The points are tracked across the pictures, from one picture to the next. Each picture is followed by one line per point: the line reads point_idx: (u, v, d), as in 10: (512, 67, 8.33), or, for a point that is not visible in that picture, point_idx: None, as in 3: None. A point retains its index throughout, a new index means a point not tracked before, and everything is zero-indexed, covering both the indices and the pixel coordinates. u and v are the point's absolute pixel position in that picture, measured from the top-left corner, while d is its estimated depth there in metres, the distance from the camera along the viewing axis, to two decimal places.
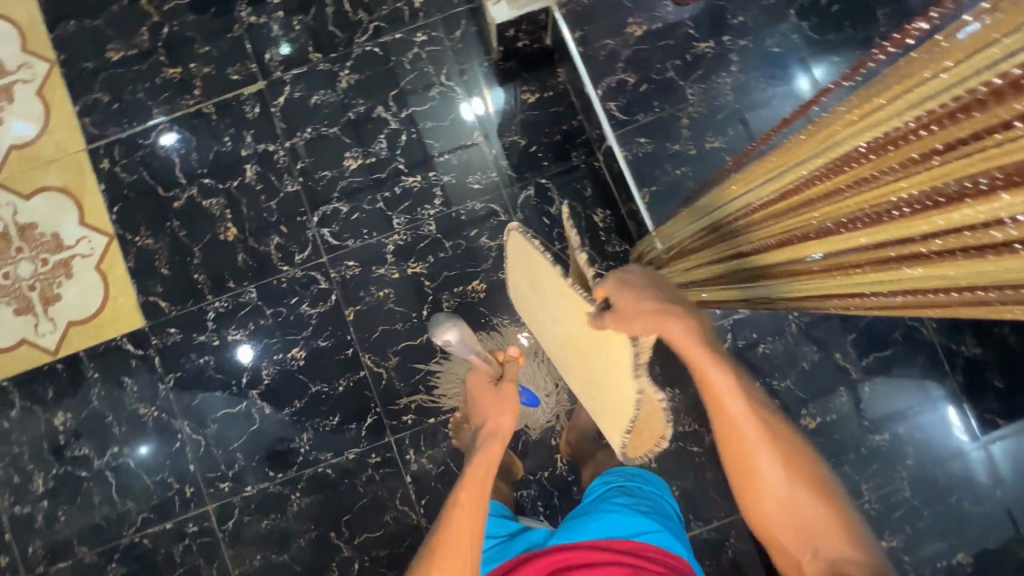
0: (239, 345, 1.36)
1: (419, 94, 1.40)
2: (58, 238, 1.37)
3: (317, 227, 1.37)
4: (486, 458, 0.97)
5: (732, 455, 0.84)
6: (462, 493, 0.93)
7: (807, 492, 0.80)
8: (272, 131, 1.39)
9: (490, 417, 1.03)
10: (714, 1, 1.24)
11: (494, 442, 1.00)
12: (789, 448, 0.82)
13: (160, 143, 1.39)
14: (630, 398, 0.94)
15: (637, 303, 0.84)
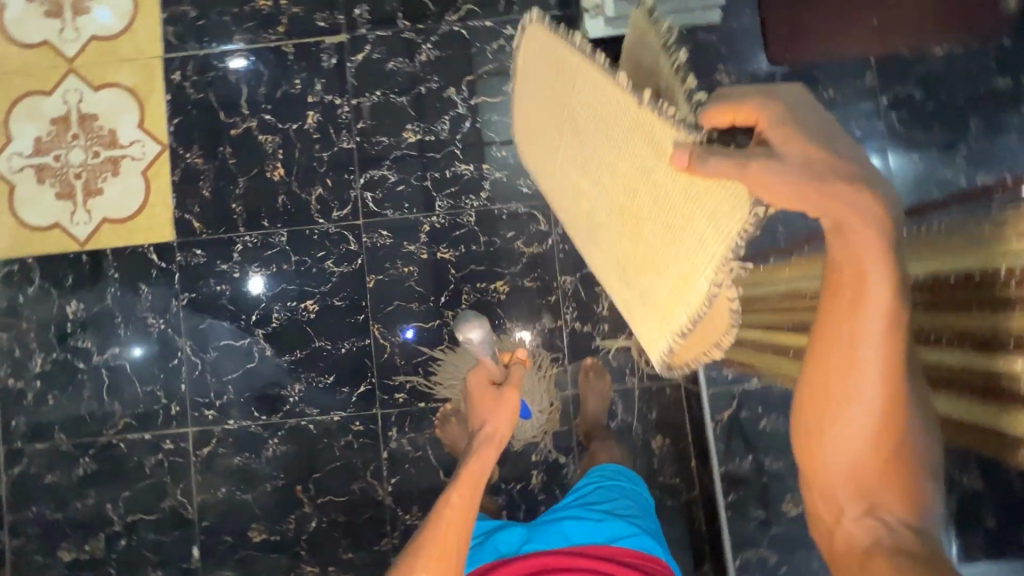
0: (252, 275, 1.38)
1: (493, 86, 1.39)
2: (114, 135, 1.40)
3: (361, 189, 1.38)
4: (479, 461, 0.98)
5: (831, 366, 0.53)
6: (453, 495, 0.94)
7: (896, 411, 0.54)
8: (342, 85, 1.40)
9: (490, 419, 1.04)
10: (810, 69, 1.21)
11: (489, 446, 1.01)
12: (907, 376, 0.54)
13: (229, 66, 1.40)
14: (690, 250, 0.62)
15: (753, 113, 0.53)
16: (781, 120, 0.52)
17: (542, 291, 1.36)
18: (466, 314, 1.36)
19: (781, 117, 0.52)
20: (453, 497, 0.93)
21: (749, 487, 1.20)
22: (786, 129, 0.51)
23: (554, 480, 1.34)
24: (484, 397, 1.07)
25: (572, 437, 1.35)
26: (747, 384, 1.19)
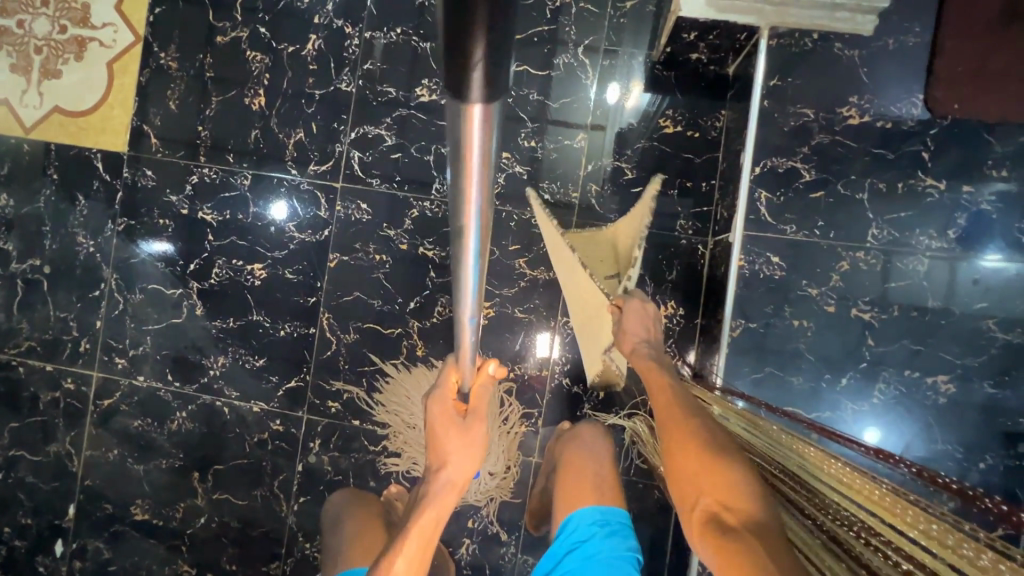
0: (280, 198, 1.12)
1: (542, 54, 1.07)
2: (87, 12, 1.16)
3: (349, 145, 1.11)
4: (433, 523, 0.71)
5: (662, 423, 0.70)
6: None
7: (694, 430, 0.65)
8: (358, 11, 1.11)
9: (452, 467, 0.73)
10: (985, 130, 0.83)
11: (446, 496, 0.73)
12: (689, 406, 0.71)
13: None
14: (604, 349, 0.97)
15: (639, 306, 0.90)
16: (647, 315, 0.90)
17: (534, 328, 1.07)
18: (434, 331, 1.09)
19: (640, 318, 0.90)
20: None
21: None
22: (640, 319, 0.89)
23: (485, 558, 1.08)
24: (443, 428, 0.74)
25: (521, 515, 1.07)
26: None
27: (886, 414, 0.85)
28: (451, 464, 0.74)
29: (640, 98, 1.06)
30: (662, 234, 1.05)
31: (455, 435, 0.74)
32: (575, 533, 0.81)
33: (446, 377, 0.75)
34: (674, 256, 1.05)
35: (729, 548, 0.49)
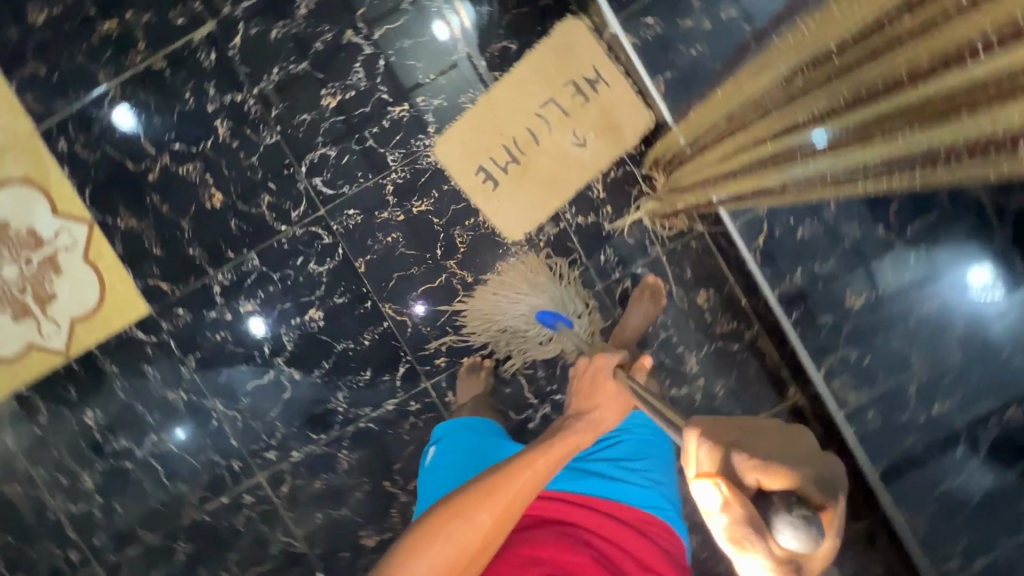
0: (250, 317, 1.31)
1: (388, 10, 1.24)
2: (36, 233, 1.27)
3: (307, 178, 1.27)
4: (565, 450, 0.91)
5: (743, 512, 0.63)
6: (518, 472, 0.85)
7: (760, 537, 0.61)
8: (236, 78, 1.25)
9: (602, 407, 0.99)
10: None
11: (581, 434, 0.95)
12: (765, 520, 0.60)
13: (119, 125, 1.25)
14: (546, 190, 1.27)
15: (751, 425, 0.68)
16: (754, 425, 0.68)
17: (532, 203, 1.27)
18: (468, 257, 1.30)
19: (750, 431, 0.67)
20: (522, 476, 0.85)
21: None
22: (754, 432, 0.67)
23: None
24: (586, 379, 1.04)
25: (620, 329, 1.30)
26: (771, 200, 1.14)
27: None
28: (602, 410, 0.99)
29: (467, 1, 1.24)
30: (568, 72, 1.24)
31: (599, 391, 1.02)
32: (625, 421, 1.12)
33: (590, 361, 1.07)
34: (587, 81, 1.24)
35: None
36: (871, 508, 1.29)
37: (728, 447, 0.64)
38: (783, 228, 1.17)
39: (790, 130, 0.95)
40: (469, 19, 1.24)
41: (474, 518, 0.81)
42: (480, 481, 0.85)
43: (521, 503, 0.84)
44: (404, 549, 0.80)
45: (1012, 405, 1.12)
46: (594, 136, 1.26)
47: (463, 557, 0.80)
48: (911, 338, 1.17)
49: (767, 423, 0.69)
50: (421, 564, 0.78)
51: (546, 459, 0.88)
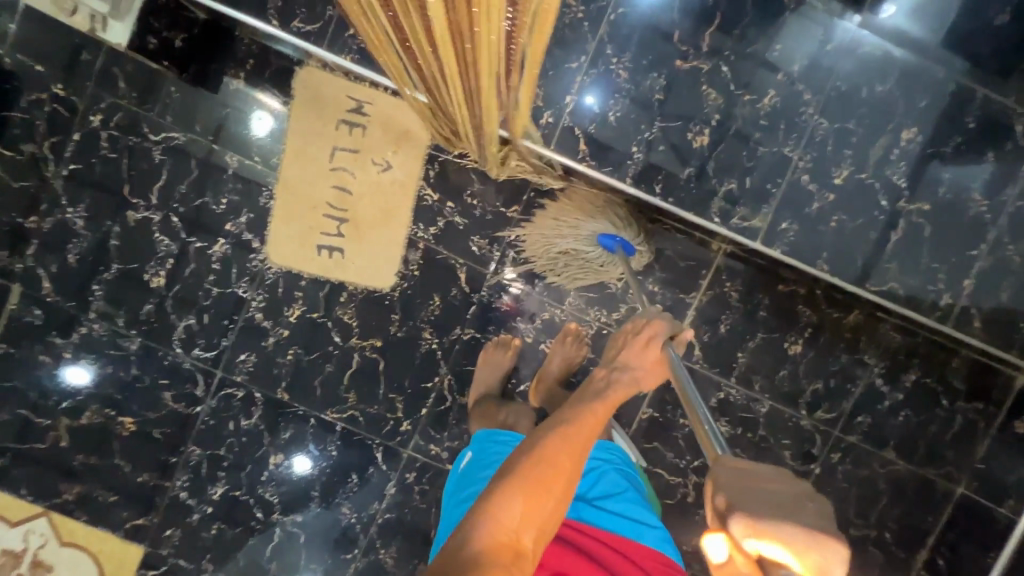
0: (295, 457, 1.31)
1: (148, 171, 1.22)
2: (7, 551, 1.28)
3: (188, 355, 1.28)
4: (620, 393, 0.84)
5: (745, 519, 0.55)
6: (584, 410, 0.81)
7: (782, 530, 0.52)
8: (69, 316, 1.25)
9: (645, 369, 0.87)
10: None
11: (626, 383, 0.86)
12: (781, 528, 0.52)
13: (78, 380, 1.27)
14: (386, 228, 1.25)
15: (765, 483, 0.57)
16: (762, 474, 0.58)
17: (382, 246, 1.26)
18: (364, 327, 1.29)
19: (765, 491, 0.55)
20: (588, 410, 0.81)
21: (662, 165, 1.13)
22: (767, 494, 0.55)
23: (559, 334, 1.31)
24: (638, 335, 0.88)
25: (532, 296, 1.29)
26: (570, 103, 1.11)
27: None
28: (638, 370, 0.87)
29: (265, 93, 1.21)
30: (332, 116, 1.21)
31: (642, 350, 0.87)
32: (595, 450, 1.11)
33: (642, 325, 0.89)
34: (353, 112, 1.21)
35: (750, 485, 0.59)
36: (844, 294, 1.33)
37: (732, 505, 0.55)
38: (595, 122, 1.11)
39: (459, 86, 0.91)
40: (275, 101, 1.22)
41: (556, 459, 0.76)
42: (552, 423, 0.80)
43: (594, 440, 0.80)
44: (492, 493, 0.73)
45: (903, 130, 1.15)
46: (393, 153, 1.23)
47: (553, 497, 0.75)
48: (773, 135, 1.14)
49: (791, 485, 0.56)
50: (516, 500, 0.72)
51: (605, 401, 0.83)
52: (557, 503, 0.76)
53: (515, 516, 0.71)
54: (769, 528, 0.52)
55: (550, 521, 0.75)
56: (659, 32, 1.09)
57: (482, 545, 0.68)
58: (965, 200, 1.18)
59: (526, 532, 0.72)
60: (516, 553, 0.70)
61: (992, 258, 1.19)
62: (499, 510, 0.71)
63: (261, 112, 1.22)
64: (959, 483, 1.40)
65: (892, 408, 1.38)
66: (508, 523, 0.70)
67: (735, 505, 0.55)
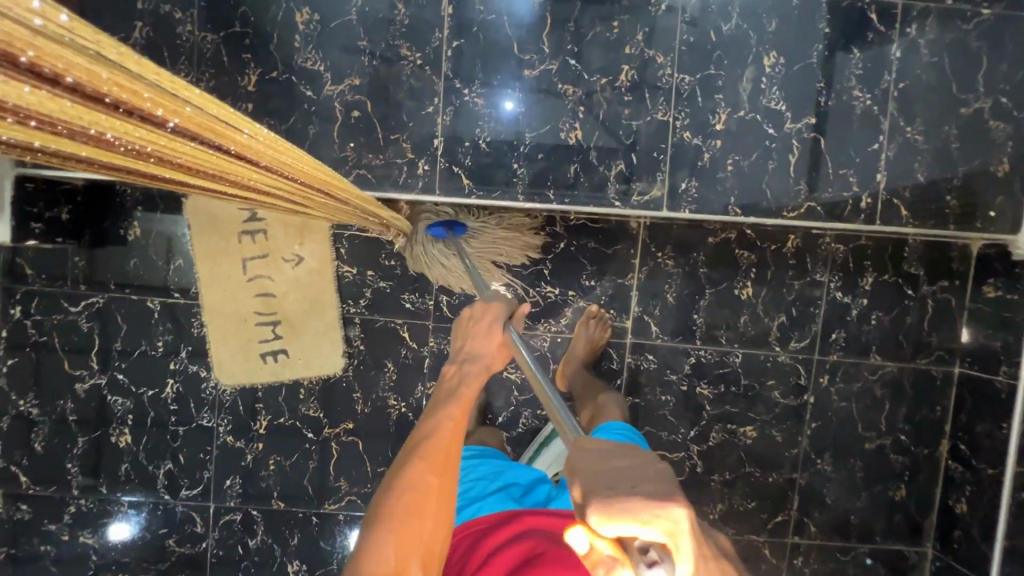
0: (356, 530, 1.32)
1: (80, 340, 1.25)
2: None
3: (177, 498, 1.29)
4: (473, 389, 0.85)
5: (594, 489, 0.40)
6: (438, 424, 0.82)
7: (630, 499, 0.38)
8: (54, 499, 1.27)
9: (478, 349, 0.87)
10: (96, 7, 1.06)
11: (476, 377, 0.86)
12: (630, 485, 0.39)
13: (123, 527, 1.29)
14: (320, 314, 1.27)
15: (613, 458, 0.42)
16: (611, 451, 0.43)
17: (322, 333, 1.28)
18: (332, 414, 1.30)
19: (614, 466, 0.41)
20: (444, 421, 0.82)
21: (547, 170, 1.14)
22: (614, 469, 0.41)
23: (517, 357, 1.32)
24: (479, 321, 0.88)
25: None
26: (439, 146, 1.12)
27: (334, 62, 1.09)
28: (484, 360, 0.87)
29: (165, 231, 1.24)
30: (231, 231, 1.24)
31: (487, 338, 0.87)
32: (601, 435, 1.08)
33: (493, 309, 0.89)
34: (249, 221, 1.24)
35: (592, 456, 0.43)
36: (774, 226, 1.32)
37: (583, 491, 0.39)
38: (469, 154, 1.12)
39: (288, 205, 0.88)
40: (176, 234, 1.25)
41: (417, 484, 0.78)
42: (413, 447, 0.81)
43: (457, 450, 0.81)
44: (367, 536, 0.76)
45: (763, 57, 1.16)
46: (300, 245, 1.25)
47: (429, 519, 0.77)
48: (641, 106, 1.14)
49: (629, 454, 0.42)
50: (387, 537, 0.75)
51: (459, 404, 0.83)
52: (438, 521, 0.78)
53: (394, 551, 0.74)
54: (629, 503, 0.38)
55: (435, 539, 0.78)
56: (499, 50, 1.11)
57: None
58: (848, 101, 1.18)
59: (410, 561, 0.75)
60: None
61: (894, 145, 1.19)
62: (376, 553, 0.74)
63: (165, 244, 1.25)
64: (953, 364, 1.38)
65: (861, 315, 1.37)
66: (385, 563, 0.74)
67: (585, 491, 0.39)
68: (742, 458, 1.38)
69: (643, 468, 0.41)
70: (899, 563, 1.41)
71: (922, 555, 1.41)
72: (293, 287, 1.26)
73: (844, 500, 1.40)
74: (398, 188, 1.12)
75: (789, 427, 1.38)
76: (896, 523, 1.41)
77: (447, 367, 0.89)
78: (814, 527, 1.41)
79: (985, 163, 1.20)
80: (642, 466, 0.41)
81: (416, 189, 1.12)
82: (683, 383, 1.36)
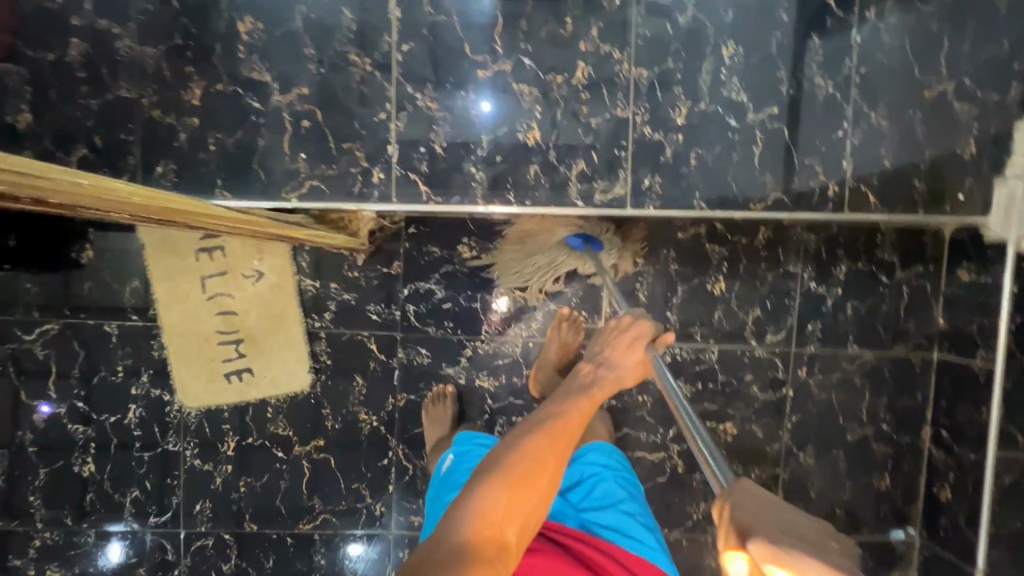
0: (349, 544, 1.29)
1: (36, 369, 1.21)
2: None
3: (145, 525, 1.26)
4: (608, 388, 0.83)
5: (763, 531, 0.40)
6: (571, 406, 0.78)
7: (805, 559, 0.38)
8: (18, 533, 1.24)
9: (624, 366, 0.86)
10: (30, 26, 1.02)
11: (610, 382, 0.84)
12: (807, 545, 0.39)
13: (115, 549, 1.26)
14: (286, 331, 1.24)
15: (786, 511, 0.42)
16: (781, 505, 0.43)
17: (288, 350, 1.25)
18: (302, 432, 1.27)
19: (787, 520, 0.41)
20: (574, 404, 0.78)
21: (506, 173, 1.11)
22: (788, 524, 0.41)
23: (489, 365, 1.29)
24: (623, 333, 0.89)
25: (447, 338, 1.28)
26: (393, 153, 1.09)
27: (281, 72, 1.06)
28: (620, 370, 0.86)
29: (118, 253, 1.21)
30: (187, 249, 1.20)
31: (628, 352, 0.87)
32: (593, 456, 1.09)
33: (637, 330, 0.89)
34: (205, 239, 1.20)
35: (760, 501, 0.44)
36: (744, 219, 1.30)
37: (751, 524, 0.41)
38: (426, 160, 1.09)
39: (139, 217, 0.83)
40: (130, 256, 1.21)
41: (541, 452, 0.72)
42: (541, 416, 0.76)
43: (578, 435, 0.76)
44: (476, 485, 0.68)
45: (722, 48, 1.13)
46: (260, 261, 1.22)
47: (537, 493, 0.70)
48: (599, 103, 1.12)
49: (809, 518, 0.42)
50: (501, 494, 0.67)
51: (592, 397, 0.80)
52: (542, 499, 0.71)
53: (500, 508, 0.67)
54: (801, 560, 0.37)
55: (533, 517, 0.70)
56: (451, 52, 1.08)
57: (467, 537, 0.64)
58: (811, 89, 1.16)
59: (510, 527, 0.67)
60: (500, 547, 0.65)
61: (859, 131, 1.17)
62: (481, 502, 0.67)
63: (120, 266, 1.21)
64: (931, 350, 1.37)
65: (837, 305, 1.35)
66: (491, 516, 0.66)
67: (756, 524, 0.40)
68: (724, 456, 1.36)
69: (819, 538, 0.40)
70: (887, 554, 1.40)
71: (910, 544, 1.40)
72: (255, 304, 1.23)
73: (829, 493, 1.38)
74: (354, 198, 1.09)
75: (770, 421, 1.36)
76: (882, 513, 1.39)
77: (580, 364, 0.87)
78: None
79: (952, 145, 1.19)
80: (825, 538, 0.40)
81: (373, 199, 1.10)
82: (660, 382, 1.33)
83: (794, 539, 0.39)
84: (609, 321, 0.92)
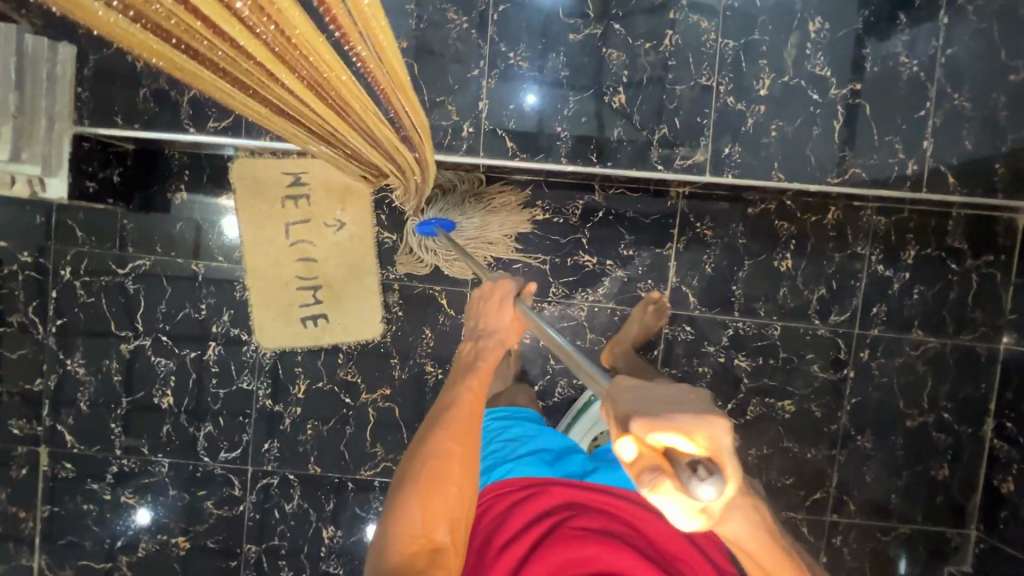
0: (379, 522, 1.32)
1: (127, 302, 1.27)
2: None
3: (216, 460, 1.31)
4: (491, 358, 0.86)
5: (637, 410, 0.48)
6: (460, 393, 0.81)
7: (668, 416, 0.46)
8: (98, 458, 1.29)
9: (501, 331, 0.89)
10: None
11: (493, 349, 0.88)
12: (666, 407, 0.47)
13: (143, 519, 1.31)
14: (362, 280, 1.28)
15: (658, 387, 0.51)
16: (652, 386, 0.51)
17: (362, 299, 1.29)
18: (369, 380, 1.31)
19: (660, 395, 0.49)
20: (465, 387, 0.82)
21: (590, 134, 1.14)
22: (659, 398, 0.49)
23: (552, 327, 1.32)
24: (489, 300, 0.91)
25: None
26: (483, 109, 1.12)
27: None
28: (500, 333, 0.89)
29: (210, 196, 1.27)
30: (274, 195, 1.26)
31: (499, 313, 0.90)
32: None
33: (504, 288, 0.91)
34: (291, 186, 1.25)
35: (632, 390, 0.52)
36: (814, 198, 1.31)
37: (630, 413, 0.48)
38: (514, 118, 1.13)
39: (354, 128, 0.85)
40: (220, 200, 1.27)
41: (441, 453, 0.76)
42: (434, 413, 0.81)
43: (479, 416, 0.81)
44: (391, 508, 0.74)
45: (809, 23, 1.15)
46: (341, 211, 1.27)
47: (452, 486, 0.75)
48: (684, 71, 1.14)
49: (673, 385, 0.51)
50: (412, 508, 0.73)
51: (477, 374, 0.83)
52: (463, 489, 0.77)
53: (420, 519, 0.73)
54: (669, 419, 0.45)
55: (460, 507, 0.76)
56: (545, 14, 1.12)
57: (395, 559, 0.70)
58: (895, 68, 1.17)
59: (438, 528, 0.73)
60: (431, 551, 0.72)
61: (941, 112, 1.18)
62: (402, 521, 0.73)
63: (210, 208, 1.27)
64: (997, 341, 1.35)
65: (903, 290, 1.35)
66: (412, 530, 0.72)
67: (633, 414, 0.48)
68: (780, 433, 1.36)
69: (677, 396, 0.49)
70: (941, 545, 1.38)
71: (965, 537, 1.38)
72: (335, 251, 1.27)
73: (884, 479, 1.38)
74: (443, 151, 1.13)
75: (828, 402, 1.36)
76: (938, 503, 1.38)
77: (464, 345, 0.91)
78: (852, 505, 1.38)
79: None
80: (682, 395, 0.49)
81: (460, 152, 1.14)
82: (721, 355, 1.34)
83: (662, 408, 0.47)
84: (485, 283, 0.94)
